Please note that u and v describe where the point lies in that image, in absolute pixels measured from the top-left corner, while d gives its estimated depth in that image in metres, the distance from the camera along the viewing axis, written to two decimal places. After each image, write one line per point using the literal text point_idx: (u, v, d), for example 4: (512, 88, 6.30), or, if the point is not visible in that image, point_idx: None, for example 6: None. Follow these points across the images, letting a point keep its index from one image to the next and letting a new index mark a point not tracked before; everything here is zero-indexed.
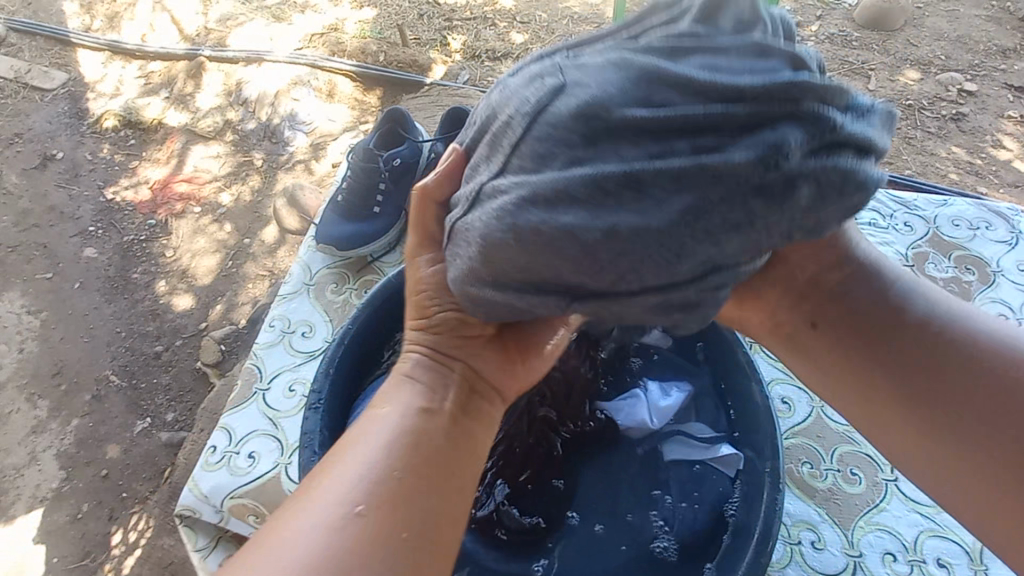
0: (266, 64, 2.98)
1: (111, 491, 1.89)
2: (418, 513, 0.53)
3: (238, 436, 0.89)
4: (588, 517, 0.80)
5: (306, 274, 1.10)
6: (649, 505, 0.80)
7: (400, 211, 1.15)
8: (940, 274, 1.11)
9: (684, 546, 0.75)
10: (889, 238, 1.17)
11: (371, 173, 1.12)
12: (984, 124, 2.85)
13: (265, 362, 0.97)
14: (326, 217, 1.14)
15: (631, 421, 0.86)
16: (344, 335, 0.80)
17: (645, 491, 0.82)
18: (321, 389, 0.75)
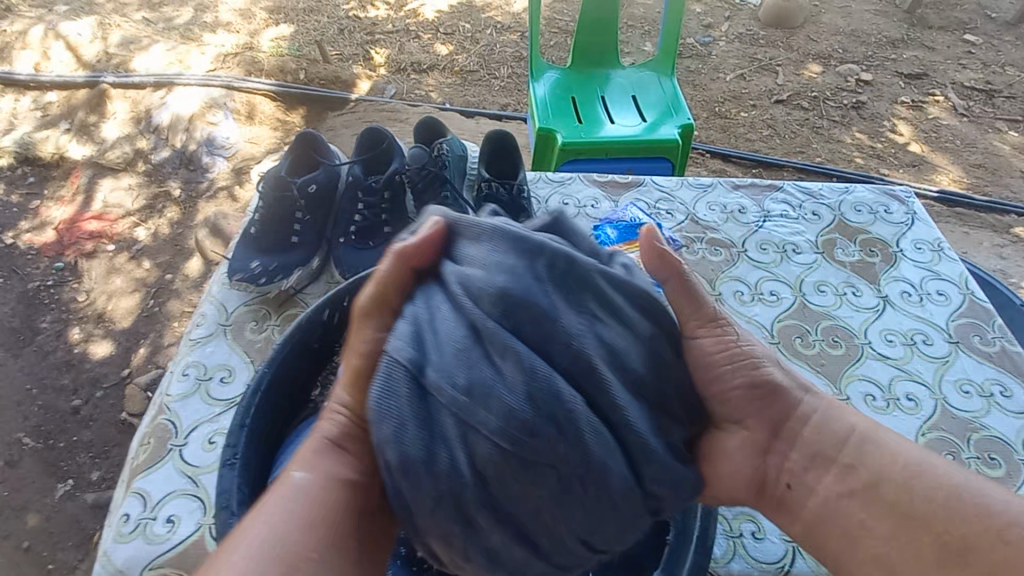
0: (176, 88, 2.82)
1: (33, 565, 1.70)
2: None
3: (154, 500, 0.82)
4: None
5: (221, 314, 1.03)
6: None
7: (320, 239, 1.10)
8: (848, 258, 1.18)
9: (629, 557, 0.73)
10: (800, 228, 1.23)
11: (285, 202, 1.07)
12: (881, 110, 3.09)
13: (180, 415, 0.90)
14: (239, 252, 1.07)
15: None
16: (260, 380, 0.75)
17: None
18: (237, 443, 0.69)
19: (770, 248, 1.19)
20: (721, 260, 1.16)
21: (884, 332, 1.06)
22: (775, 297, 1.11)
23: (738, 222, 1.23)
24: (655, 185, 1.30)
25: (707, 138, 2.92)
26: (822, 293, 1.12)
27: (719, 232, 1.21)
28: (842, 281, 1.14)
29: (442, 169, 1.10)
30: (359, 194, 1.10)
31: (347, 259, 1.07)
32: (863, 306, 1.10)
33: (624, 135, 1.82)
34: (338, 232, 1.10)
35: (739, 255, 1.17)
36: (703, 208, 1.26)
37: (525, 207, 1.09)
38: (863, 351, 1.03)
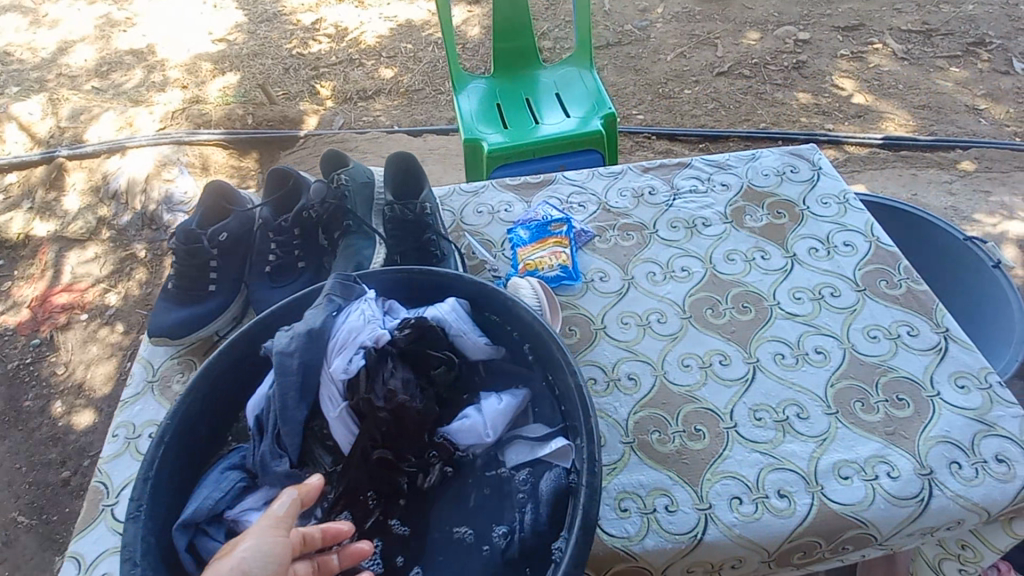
0: (130, 151, 2.86)
1: None
2: None
3: (88, 562, 0.83)
4: (448, 539, 0.74)
5: (149, 370, 1.05)
6: (490, 517, 0.75)
7: (239, 283, 1.13)
8: (756, 223, 1.21)
9: (525, 548, 0.71)
10: (708, 200, 1.26)
11: (197, 252, 1.10)
12: (822, 67, 3.12)
13: (112, 475, 0.92)
14: (158, 307, 1.10)
15: (470, 438, 0.79)
16: (163, 432, 0.77)
17: (492, 492, 0.77)
18: (141, 496, 0.71)
19: (679, 225, 1.21)
20: (633, 244, 1.19)
21: (793, 290, 1.08)
22: (686, 272, 1.13)
23: (648, 204, 1.26)
24: (567, 180, 1.33)
25: (652, 120, 2.95)
26: (731, 261, 1.14)
27: (630, 217, 1.24)
28: (750, 247, 1.16)
29: (344, 200, 1.13)
30: (270, 234, 1.13)
31: (264, 299, 1.09)
32: (771, 268, 1.13)
33: (551, 133, 1.85)
34: (254, 273, 1.13)
35: (649, 236, 1.20)
36: (614, 195, 1.28)
37: (430, 224, 1.10)
38: (772, 312, 1.05)
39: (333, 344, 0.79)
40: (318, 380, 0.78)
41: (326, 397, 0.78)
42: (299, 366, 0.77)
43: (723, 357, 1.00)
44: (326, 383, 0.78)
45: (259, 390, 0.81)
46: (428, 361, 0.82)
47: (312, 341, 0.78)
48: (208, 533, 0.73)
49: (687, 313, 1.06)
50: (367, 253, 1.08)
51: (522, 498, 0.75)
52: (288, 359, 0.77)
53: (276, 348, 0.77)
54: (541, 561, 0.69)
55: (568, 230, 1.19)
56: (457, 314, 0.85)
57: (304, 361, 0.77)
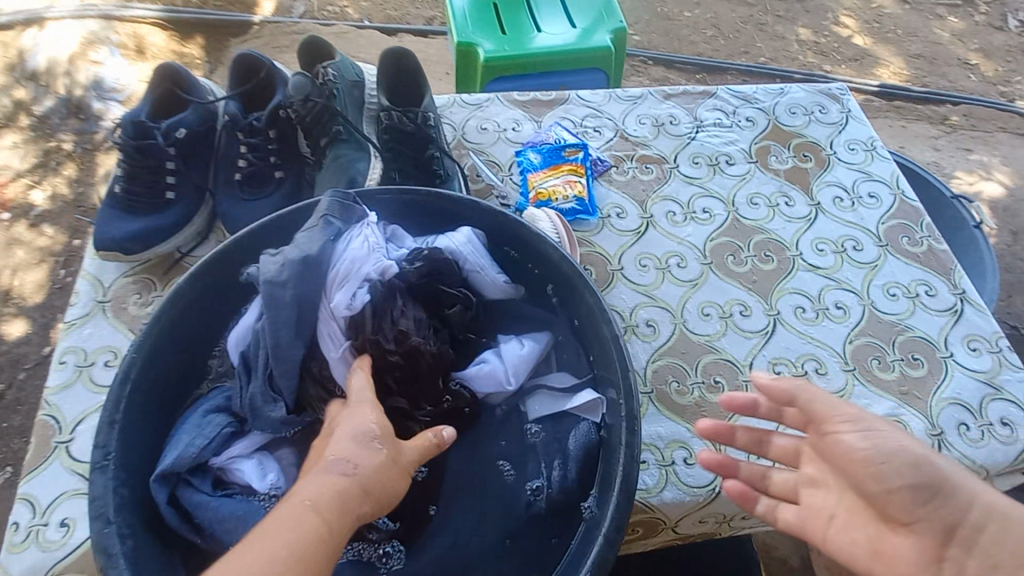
0: (49, 22, 2.26)
1: None
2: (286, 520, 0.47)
3: (44, 504, 0.74)
4: (471, 491, 0.69)
5: (97, 289, 0.90)
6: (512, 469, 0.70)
7: (202, 192, 0.96)
8: (782, 165, 1.13)
9: (555, 505, 0.67)
10: (733, 136, 1.16)
11: (148, 151, 0.91)
12: (825, 2, 2.95)
13: (62, 409, 0.81)
14: (100, 215, 0.92)
15: (489, 385, 0.71)
16: (127, 368, 0.65)
17: (520, 442, 0.72)
18: (108, 443, 0.61)
19: (702, 161, 1.11)
20: (652, 178, 1.08)
21: (816, 241, 1.04)
22: (708, 215, 1.05)
23: (669, 134, 1.14)
24: (581, 100, 1.18)
25: (648, 43, 2.74)
26: (755, 205, 1.07)
27: (650, 147, 1.12)
28: (775, 192, 1.09)
29: (330, 99, 0.94)
30: (238, 136, 0.95)
31: (233, 214, 0.93)
32: (795, 216, 1.06)
33: (553, 45, 1.64)
34: (221, 181, 0.96)
35: (670, 172, 1.09)
36: (633, 121, 1.15)
37: (433, 138, 0.96)
38: (794, 263, 1.01)
39: (332, 276, 0.67)
40: (315, 317, 0.67)
41: (326, 335, 0.67)
42: (293, 299, 0.64)
43: (744, 307, 0.95)
44: (326, 321, 0.66)
45: (243, 323, 0.69)
46: (441, 300, 0.73)
47: (308, 270, 0.65)
48: (191, 483, 0.65)
49: (707, 259, 0.99)
50: (362, 167, 0.92)
51: (547, 450, 0.70)
52: (279, 290, 0.63)
53: (262, 278, 0.63)
54: (572, 520, 0.65)
55: (584, 157, 1.07)
56: (474, 245, 0.74)
57: (298, 295, 0.64)
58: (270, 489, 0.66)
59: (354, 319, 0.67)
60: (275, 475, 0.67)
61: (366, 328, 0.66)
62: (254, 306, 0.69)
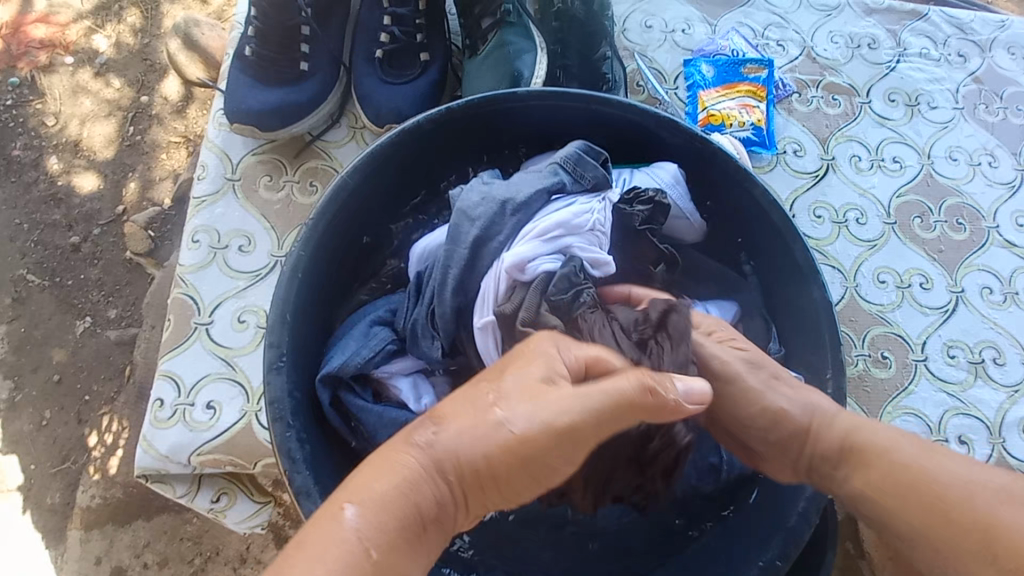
0: None
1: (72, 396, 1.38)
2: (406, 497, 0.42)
3: (189, 384, 0.73)
4: None
5: (225, 166, 0.83)
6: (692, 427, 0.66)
7: (337, 65, 0.84)
8: (991, 117, 0.96)
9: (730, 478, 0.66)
10: (939, 73, 0.97)
11: (286, 9, 0.80)
12: None
13: (199, 289, 0.77)
14: (231, 81, 0.82)
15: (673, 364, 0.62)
16: (294, 264, 0.60)
17: None
18: (281, 343, 0.57)
19: (899, 99, 0.95)
20: (839, 113, 0.93)
21: (1017, 214, 0.90)
22: (898, 165, 0.91)
23: (864, 61, 0.96)
24: (766, 3, 0.98)
25: None
26: (953, 162, 0.92)
27: (840, 74, 0.95)
28: (978, 148, 0.93)
29: None
30: (385, 4, 0.82)
31: (374, 96, 0.82)
32: (997, 181, 0.92)
33: None
34: (360, 56, 0.84)
35: (862, 108, 0.94)
36: (824, 39, 0.97)
37: (608, 33, 0.81)
38: (989, 236, 0.88)
39: (532, 225, 0.61)
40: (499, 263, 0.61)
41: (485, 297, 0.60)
42: (473, 238, 0.60)
43: (925, 279, 0.85)
44: (489, 278, 0.59)
45: (431, 241, 0.66)
46: (642, 257, 0.67)
47: (502, 215, 0.61)
48: (354, 391, 0.63)
49: (891, 218, 0.88)
50: (528, 61, 0.78)
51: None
52: (467, 225, 0.61)
53: (461, 205, 0.62)
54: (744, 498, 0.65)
55: (767, 78, 0.91)
56: (678, 191, 0.68)
57: (479, 236, 0.60)
58: (425, 412, 0.64)
59: (522, 281, 0.59)
60: (430, 399, 0.65)
61: (525, 299, 0.58)
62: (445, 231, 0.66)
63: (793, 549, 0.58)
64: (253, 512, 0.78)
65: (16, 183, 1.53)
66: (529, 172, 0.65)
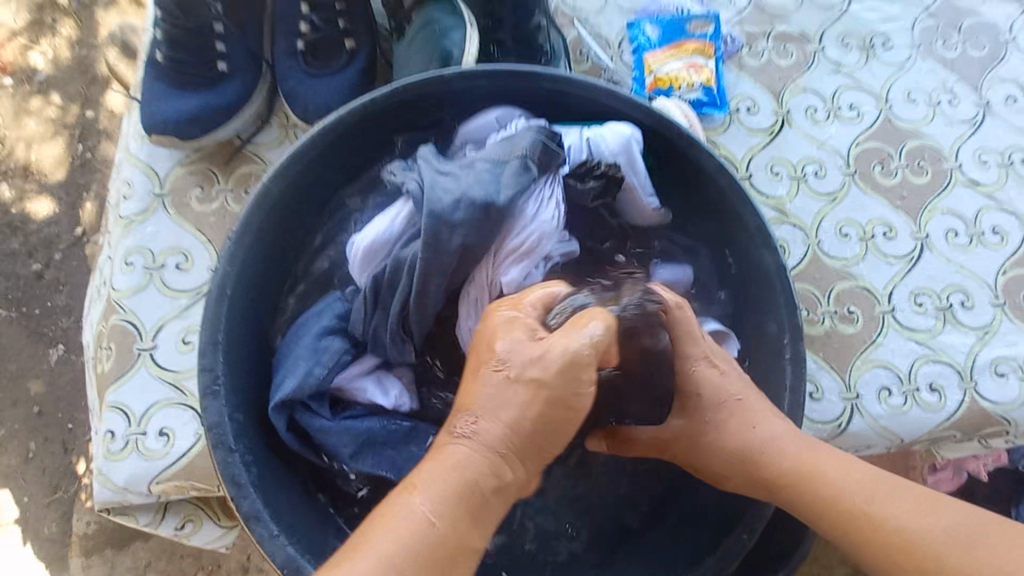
0: None
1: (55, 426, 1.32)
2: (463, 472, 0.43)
3: (139, 413, 0.71)
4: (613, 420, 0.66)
5: (152, 181, 0.78)
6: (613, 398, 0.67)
7: (259, 62, 0.80)
8: (949, 52, 0.92)
9: None
10: (894, 11, 0.93)
11: (196, 7, 0.74)
12: None
13: (139, 314, 0.74)
14: (147, 88, 0.77)
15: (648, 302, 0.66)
16: (221, 279, 0.56)
17: None
18: (215, 365, 0.54)
19: (852, 42, 0.91)
20: (792, 64, 0.89)
21: (978, 151, 0.87)
22: (856, 112, 0.88)
23: (816, 5, 0.92)
24: None
25: None
26: (912, 103, 0.89)
27: (790, 23, 0.91)
28: (936, 86, 0.90)
29: None
30: None
31: (301, 92, 0.78)
32: (958, 119, 0.89)
33: None
34: (282, 49, 0.79)
35: (815, 55, 0.90)
36: None
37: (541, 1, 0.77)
38: (952, 177, 0.86)
39: (510, 246, 0.57)
40: (471, 270, 0.58)
41: (472, 300, 0.59)
42: (458, 247, 0.54)
43: (888, 228, 0.83)
44: (480, 286, 0.58)
45: (386, 238, 0.58)
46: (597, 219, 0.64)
47: (485, 217, 0.55)
48: (312, 407, 0.60)
49: (851, 168, 0.85)
50: (457, 38, 0.73)
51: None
52: (447, 235, 0.54)
53: (431, 208, 0.54)
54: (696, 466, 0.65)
55: (715, 33, 0.87)
56: (629, 156, 0.61)
57: (464, 243, 0.54)
58: (396, 408, 0.62)
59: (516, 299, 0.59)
60: (398, 393, 0.62)
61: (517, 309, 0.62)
62: (405, 225, 0.59)
63: (760, 522, 0.57)
64: (219, 534, 0.75)
65: None
66: (491, 159, 0.58)
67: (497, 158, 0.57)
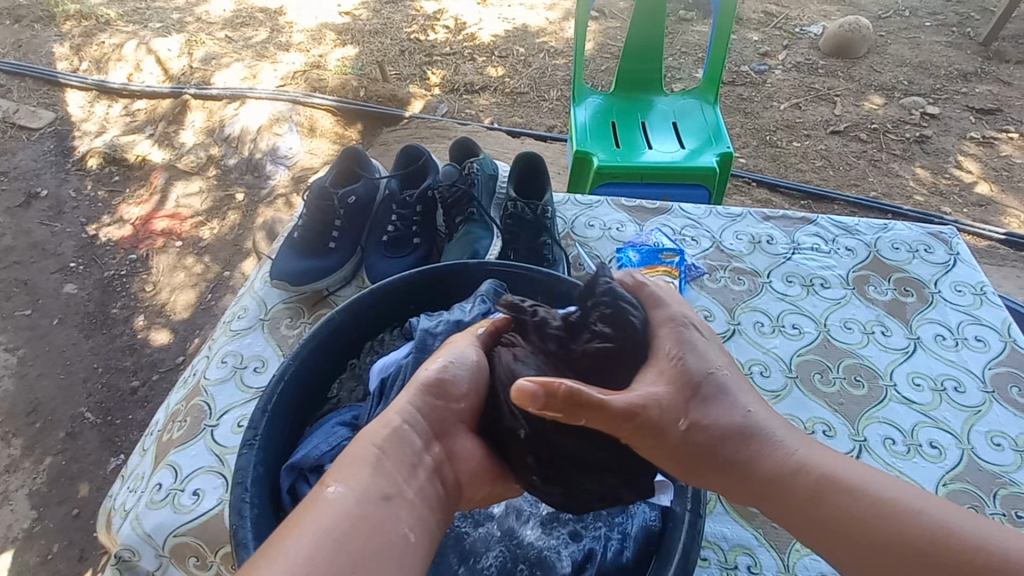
0: (250, 102, 2.56)
1: (83, 529, 1.51)
2: (377, 487, 0.57)
3: (184, 473, 0.90)
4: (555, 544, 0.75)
5: (261, 309, 1.12)
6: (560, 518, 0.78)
7: (355, 246, 1.17)
8: (880, 295, 1.15)
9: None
10: (831, 262, 1.20)
11: (326, 209, 1.14)
12: (947, 146, 2.66)
13: (215, 398, 0.99)
14: (281, 253, 1.16)
15: None
16: (284, 371, 0.81)
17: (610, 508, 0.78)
18: (258, 426, 0.75)
19: (795, 281, 1.17)
20: (744, 289, 1.15)
21: (912, 374, 1.02)
22: (798, 331, 1.09)
23: (765, 252, 1.22)
24: (682, 212, 1.31)
25: (753, 166, 2.63)
26: (848, 329, 1.09)
27: (744, 261, 1.20)
28: (871, 320, 1.11)
29: (470, 187, 1.17)
30: (394, 206, 1.16)
31: (377, 266, 1.13)
32: (891, 347, 1.07)
33: (660, 161, 1.77)
34: (372, 240, 1.17)
35: (763, 285, 1.16)
36: (730, 236, 1.25)
37: (548, 227, 1.11)
38: (887, 393, 1.00)
39: None
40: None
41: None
42: (437, 348, 0.82)
43: (827, 427, 0.95)
44: None
45: (392, 356, 0.86)
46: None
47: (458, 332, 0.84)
48: (310, 483, 0.77)
49: (792, 372, 1.02)
50: (484, 243, 1.12)
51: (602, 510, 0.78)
52: (431, 339, 0.82)
53: (424, 326, 0.84)
54: None
55: (679, 262, 1.17)
56: None
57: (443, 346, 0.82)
58: None
59: None
60: None
61: None
62: (405, 346, 0.87)
63: None
64: None
65: (107, 334, 1.91)
66: (462, 306, 0.89)
67: (467, 302, 0.89)
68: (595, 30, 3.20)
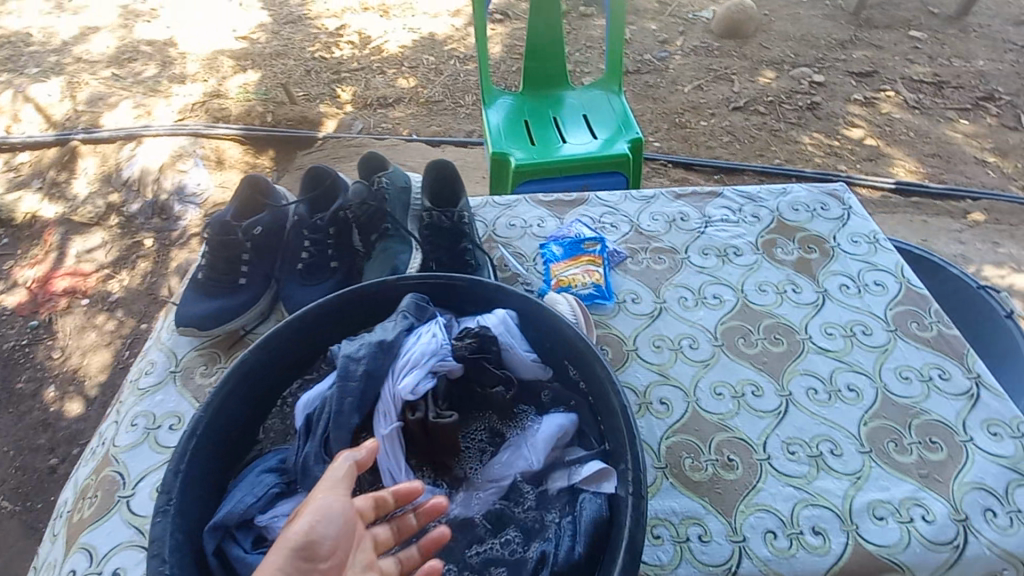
0: (147, 141, 2.39)
1: None
2: None
3: (101, 554, 0.81)
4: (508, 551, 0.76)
5: (171, 361, 1.03)
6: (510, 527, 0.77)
7: (268, 278, 1.11)
8: (787, 256, 1.21)
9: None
10: (741, 230, 1.26)
11: (229, 244, 1.07)
12: (835, 110, 2.88)
13: (129, 466, 0.90)
14: (185, 297, 1.08)
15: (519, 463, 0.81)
16: (195, 424, 0.75)
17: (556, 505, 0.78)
18: (171, 489, 0.69)
19: (710, 253, 1.22)
20: (665, 268, 1.19)
21: (824, 326, 1.09)
22: (718, 300, 1.13)
23: (680, 230, 1.26)
24: (599, 201, 1.33)
25: (667, 148, 2.73)
26: (763, 292, 1.15)
27: (661, 241, 1.24)
28: (782, 280, 1.17)
29: (382, 203, 1.14)
30: (304, 231, 1.11)
31: (294, 296, 1.08)
32: (803, 302, 1.13)
33: (575, 154, 1.80)
34: (285, 270, 1.11)
35: (682, 262, 1.20)
36: (646, 219, 1.29)
37: (467, 233, 1.10)
38: (805, 346, 1.06)
39: (399, 365, 0.79)
40: (378, 392, 0.79)
41: (381, 413, 0.78)
42: (362, 372, 0.78)
43: (756, 387, 0.99)
44: (386, 400, 0.78)
45: (315, 389, 0.81)
46: (486, 380, 0.85)
47: (382, 352, 0.80)
48: (238, 540, 0.71)
49: (718, 341, 1.06)
50: (404, 258, 1.10)
51: (551, 510, 0.78)
52: (354, 364, 0.79)
53: (345, 352, 0.80)
54: None
55: (602, 249, 1.18)
56: (506, 327, 0.86)
57: (368, 369, 0.79)
58: None
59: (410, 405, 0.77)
60: None
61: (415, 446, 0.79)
62: (328, 377, 0.82)
63: None
64: None
65: (11, 413, 1.71)
66: (384, 324, 0.85)
67: (389, 320, 0.86)
68: (501, 32, 3.23)
